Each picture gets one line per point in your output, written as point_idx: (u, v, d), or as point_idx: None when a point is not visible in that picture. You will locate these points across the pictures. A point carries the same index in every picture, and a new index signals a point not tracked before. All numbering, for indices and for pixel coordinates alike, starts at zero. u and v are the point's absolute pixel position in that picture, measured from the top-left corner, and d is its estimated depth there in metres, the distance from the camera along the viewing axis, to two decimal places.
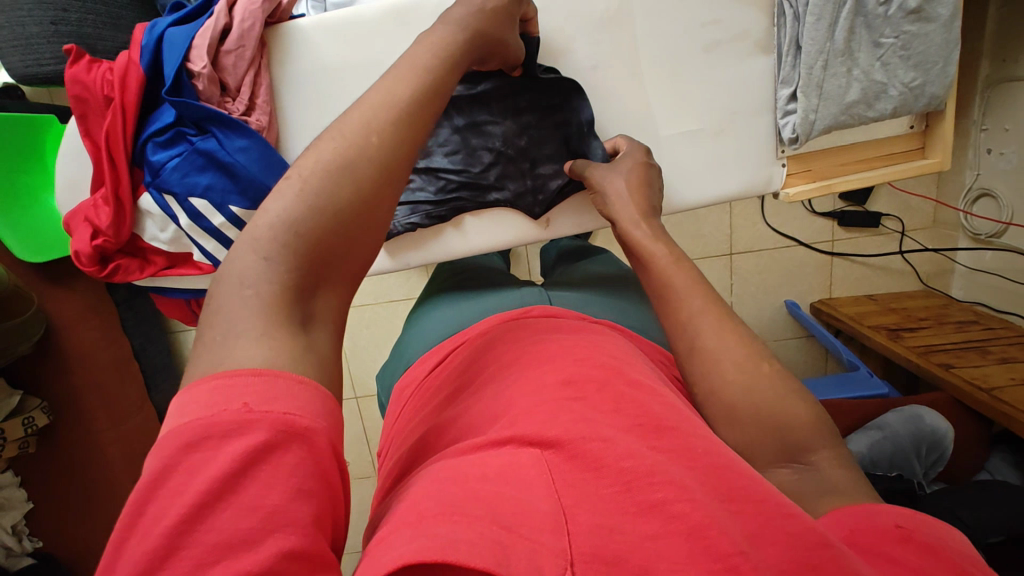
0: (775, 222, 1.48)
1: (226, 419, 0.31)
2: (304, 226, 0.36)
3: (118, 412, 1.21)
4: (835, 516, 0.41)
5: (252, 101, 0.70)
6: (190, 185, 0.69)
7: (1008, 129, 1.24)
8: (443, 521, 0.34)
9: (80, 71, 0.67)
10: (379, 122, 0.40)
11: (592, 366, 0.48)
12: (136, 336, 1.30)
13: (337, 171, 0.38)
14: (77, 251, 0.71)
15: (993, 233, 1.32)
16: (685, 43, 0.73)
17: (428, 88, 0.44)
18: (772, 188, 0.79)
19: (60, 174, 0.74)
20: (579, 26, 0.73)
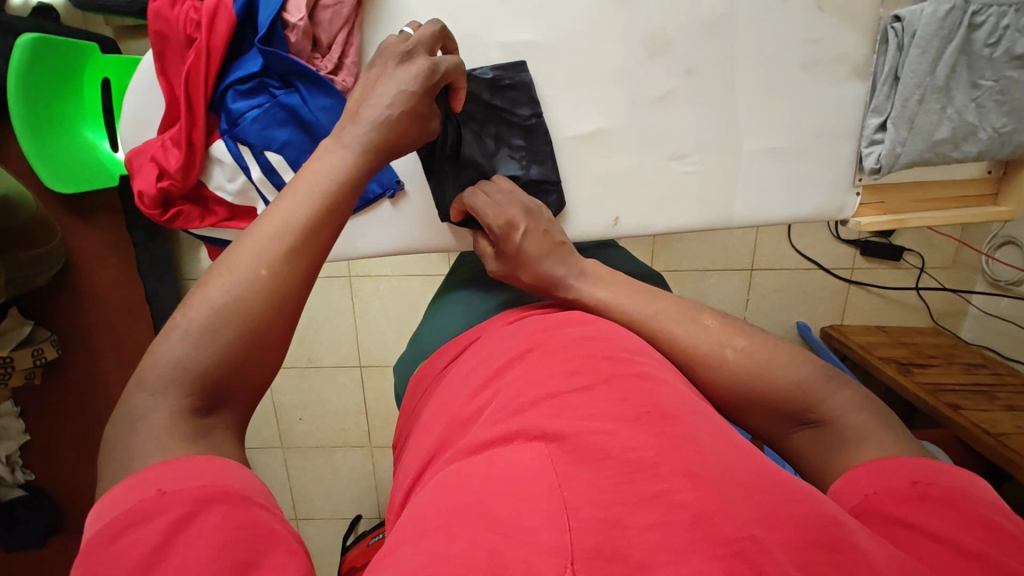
0: (800, 244, 1.48)
1: (145, 504, 0.33)
2: (198, 362, 0.41)
3: (126, 355, 1.20)
4: (851, 483, 0.43)
5: (340, 61, 0.68)
6: (267, 139, 0.69)
7: None
8: (439, 533, 0.36)
9: (163, 6, 0.66)
10: (270, 256, 0.45)
11: (598, 358, 0.48)
12: (150, 280, 1.24)
13: (229, 308, 0.42)
14: (140, 192, 0.69)
15: (1012, 280, 1.35)
16: (785, 59, 0.72)
17: (320, 216, 0.48)
18: (844, 215, 0.79)
19: (126, 109, 0.71)
20: (682, 25, 0.71)
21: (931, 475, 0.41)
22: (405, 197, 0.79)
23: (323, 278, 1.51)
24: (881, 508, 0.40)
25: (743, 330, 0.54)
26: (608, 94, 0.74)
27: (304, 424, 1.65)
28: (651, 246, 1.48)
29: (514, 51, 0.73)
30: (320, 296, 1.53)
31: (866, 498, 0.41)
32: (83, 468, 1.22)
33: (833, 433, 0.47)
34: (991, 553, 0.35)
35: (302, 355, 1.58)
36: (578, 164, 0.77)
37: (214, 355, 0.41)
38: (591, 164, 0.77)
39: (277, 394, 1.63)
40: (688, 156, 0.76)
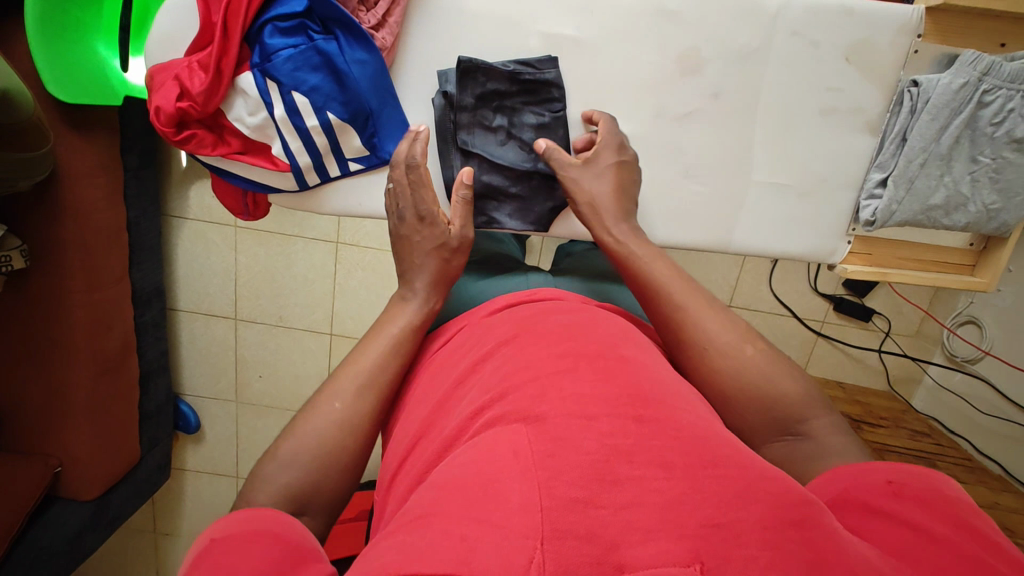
0: (778, 288, 1.53)
1: (202, 551, 0.43)
2: (283, 480, 0.51)
3: (98, 280, 1.17)
4: (834, 476, 0.46)
5: (383, 18, 0.71)
6: (297, 81, 0.69)
7: (1011, 270, 1.33)
8: (415, 526, 0.37)
9: None
10: (342, 394, 0.56)
11: (586, 342, 0.50)
12: (134, 208, 1.26)
13: (327, 438, 0.54)
14: (158, 107, 0.68)
15: (969, 357, 1.41)
16: (806, 103, 0.76)
17: (384, 356, 0.60)
18: (832, 260, 0.82)
19: (157, 25, 0.70)
20: (715, 51, 0.74)
21: (907, 477, 0.44)
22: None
23: (309, 239, 1.50)
24: (859, 499, 0.43)
25: (759, 338, 0.58)
26: (634, 102, 0.76)
27: (262, 382, 1.63)
28: None
29: (553, 44, 0.74)
30: (304, 256, 1.51)
31: (845, 491, 0.45)
32: (28, 386, 1.17)
33: (811, 445, 0.52)
34: (954, 537, 0.38)
35: (273, 313, 1.56)
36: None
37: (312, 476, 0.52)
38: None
39: (241, 348, 1.60)
40: (700, 176, 0.79)
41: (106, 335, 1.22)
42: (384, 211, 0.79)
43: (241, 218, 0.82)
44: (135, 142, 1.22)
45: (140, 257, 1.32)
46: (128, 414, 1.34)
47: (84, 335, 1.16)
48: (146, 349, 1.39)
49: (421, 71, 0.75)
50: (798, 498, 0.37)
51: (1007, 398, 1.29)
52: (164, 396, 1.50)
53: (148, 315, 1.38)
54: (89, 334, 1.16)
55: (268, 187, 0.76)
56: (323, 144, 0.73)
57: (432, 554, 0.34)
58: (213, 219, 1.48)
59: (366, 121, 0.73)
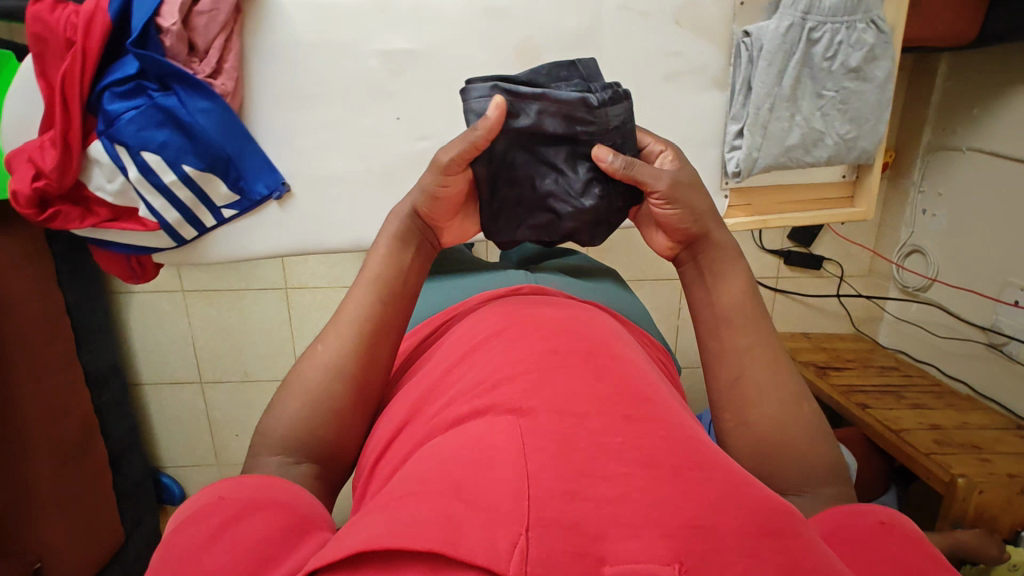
0: None
1: (208, 507, 0.41)
2: (286, 429, 0.53)
3: (44, 368, 1.17)
4: (821, 521, 0.45)
5: (219, 65, 0.73)
6: (145, 140, 0.71)
7: (942, 193, 1.35)
8: (403, 499, 0.36)
9: (41, 10, 0.69)
10: (331, 337, 0.56)
11: (576, 338, 0.51)
12: (72, 292, 1.27)
13: (327, 381, 0.54)
14: (15, 190, 0.72)
15: (919, 286, 1.43)
16: (649, 72, 0.79)
17: (375, 301, 0.57)
18: None
19: (5, 113, 0.74)
20: (550, 40, 0.76)
21: (892, 518, 0.43)
22: (293, 197, 0.80)
23: (258, 290, 1.50)
24: (846, 536, 0.42)
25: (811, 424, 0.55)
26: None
27: (240, 440, 1.62)
28: None
29: (392, 60, 0.76)
30: (256, 307, 1.52)
31: (834, 529, 0.43)
32: None
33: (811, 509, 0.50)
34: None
35: (237, 369, 1.56)
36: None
37: (314, 420, 0.53)
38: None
39: (212, 410, 1.60)
40: None
41: (64, 423, 1.22)
42: (267, 250, 0.81)
43: (130, 283, 0.85)
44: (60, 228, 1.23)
45: (88, 337, 1.32)
46: (104, 497, 1.34)
47: (38, 427, 1.16)
48: (111, 428, 1.40)
49: (277, 110, 0.76)
50: (779, 508, 0.37)
51: (965, 319, 1.29)
52: (140, 471, 1.51)
53: (107, 396, 1.39)
54: (43, 425, 1.16)
55: (147, 247, 0.80)
56: (188, 197, 0.75)
57: (426, 535, 0.33)
58: (159, 287, 1.49)
59: (225, 166, 0.76)
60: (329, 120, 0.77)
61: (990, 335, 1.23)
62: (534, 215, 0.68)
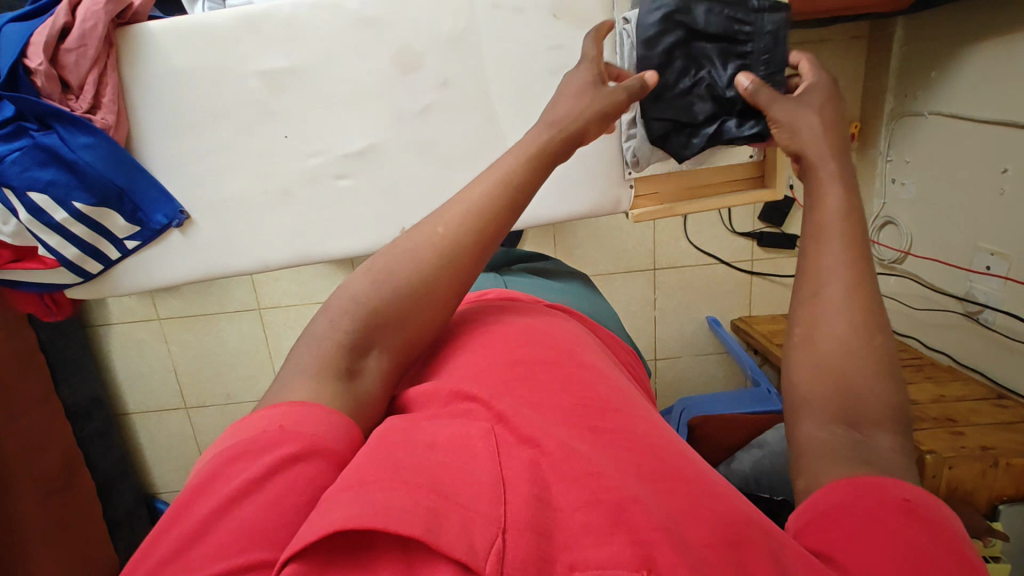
0: (697, 240, 1.52)
1: (265, 438, 0.37)
2: (365, 296, 0.46)
3: (18, 406, 1.19)
4: (846, 484, 0.38)
5: (97, 100, 0.71)
6: (30, 180, 0.71)
7: (909, 161, 1.31)
8: (380, 486, 0.33)
9: None
10: (449, 215, 0.50)
11: (545, 349, 0.50)
12: (44, 329, 1.30)
13: (419, 259, 0.48)
14: None
15: (894, 259, 1.38)
16: (529, 68, 0.74)
17: (494, 196, 0.50)
18: (621, 208, 0.83)
19: None
20: (428, 44, 0.73)
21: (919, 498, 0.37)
22: (194, 225, 0.79)
23: (231, 312, 1.52)
24: (865, 507, 0.36)
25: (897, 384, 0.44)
26: (367, 111, 0.76)
27: None
28: (552, 245, 1.51)
29: (271, 79, 0.74)
30: (232, 329, 1.53)
31: (854, 497, 0.37)
32: None
33: (870, 452, 0.40)
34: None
35: (220, 392, 1.58)
36: (363, 185, 0.78)
37: (402, 306, 0.46)
38: (370, 181, 0.78)
39: (200, 434, 1.62)
40: (458, 165, 0.78)
41: (44, 458, 1.25)
42: (178, 276, 0.82)
43: (46, 318, 0.89)
44: None
45: (66, 371, 1.35)
46: (97, 527, 1.38)
47: (18, 463, 1.18)
48: (97, 459, 1.44)
49: (165, 141, 0.76)
50: (740, 516, 0.36)
51: (941, 290, 1.25)
52: (132, 500, 1.54)
53: (92, 427, 1.42)
54: (22, 460, 1.19)
55: (55, 284, 0.81)
56: (83, 233, 0.75)
57: (404, 523, 0.32)
58: (135, 317, 1.51)
59: (119, 199, 0.75)
60: (215, 144, 0.76)
61: (965, 305, 1.18)
62: (676, 111, 0.70)
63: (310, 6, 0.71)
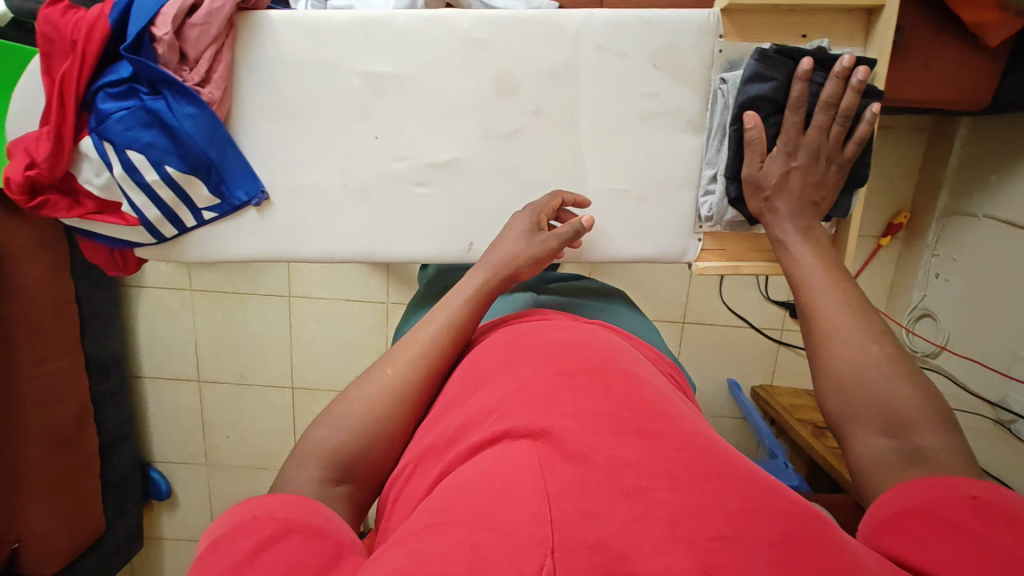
0: (730, 301, 1.52)
1: (243, 526, 0.42)
2: (328, 440, 0.52)
3: (44, 352, 1.21)
4: (906, 490, 0.42)
5: (208, 75, 0.74)
6: (131, 139, 0.73)
7: (956, 259, 1.31)
8: (428, 533, 0.36)
9: (53, 13, 0.70)
10: (396, 359, 0.58)
11: (586, 355, 0.50)
12: (83, 281, 1.32)
13: (375, 396, 0.55)
14: (8, 177, 0.74)
15: (929, 352, 1.37)
16: (622, 111, 0.76)
17: (435, 337, 0.60)
18: (686, 259, 0.80)
19: (14, 108, 0.78)
20: (527, 71, 0.75)
21: (990, 491, 0.40)
22: (271, 207, 0.81)
23: (261, 295, 1.53)
24: (932, 512, 0.39)
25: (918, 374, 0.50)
26: (455, 125, 0.77)
27: (230, 443, 1.64)
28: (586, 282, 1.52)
29: (372, 81, 0.76)
30: (259, 313, 1.55)
31: (918, 504, 0.41)
32: None
33: (915, 453, 0.46)
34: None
35: (234, 371, 1.59)
36: (439, 196, 0.80)
37: (365, 446, 0.53)
38: (445, 193, 0.79)
39: (207, 410, 1.62)
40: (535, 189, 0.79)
41: (58, 407, 1.25)
42: (242, 254, 0.83)
43: (111, 272, 0.88)
44: None
45: (94, 326, 1.37)
46: (90, 486, 1.37)
47: (32, 407, 1.20)
48: (105, 418, 1.43)
49: (260, 122, 0.78)
50: (804, 512, 0.36)
51: (972, 391, 1.24)
52: (129, 464, 1.54)
53: (106, 384, 1.43)
54: (37, 406, 1.20)
55: (127, 241, 0.82)
56: (169, 196, 0.77)
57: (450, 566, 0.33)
58: (169, 285, 1.54)
59: (208, 171, 0.77)
60: (306, 134, 0.79)
61: (998, 411, 1.17)
62: None
63: (423, 21, 0.74)
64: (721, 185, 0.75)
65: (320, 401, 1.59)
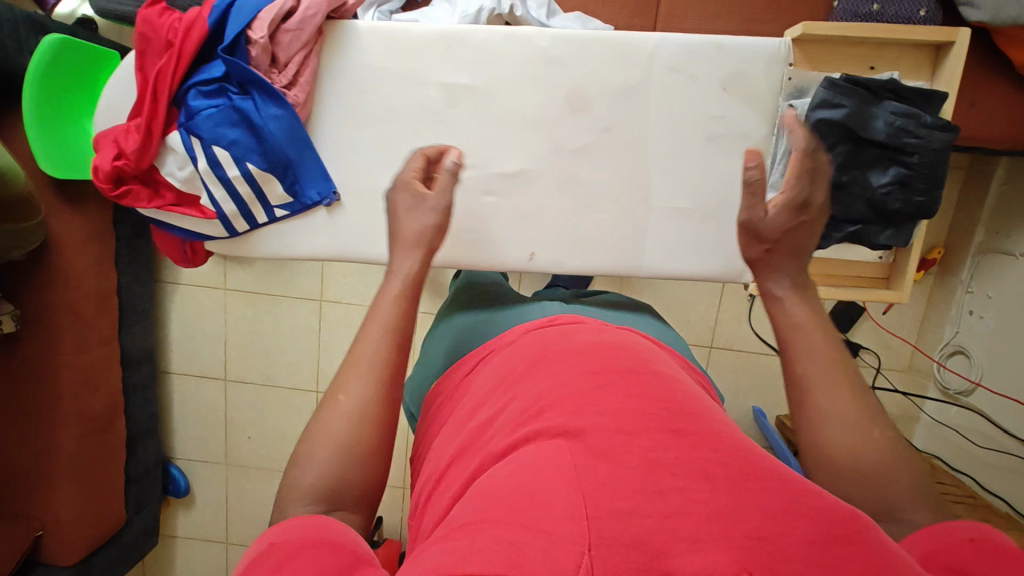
0: (759, 327, 1.52)
1: (262, 553, 0.44)
2: (306, 478, 0.50)
3: (85, 342, 1.23)
4: (917, 541, 0.44)
5: (295, 78, 0.78)
6: (217, 135, 0.77)
7: (991, 296, 1.30)
8: (465, 533, 0.37)
9: (151, 14, 0.75)
10: (347, 383, 0.54)
11: (618, 357, 0.50)
12: (126, 274, 1.35)
13: (344, 422, 0.52)
14: (97, 167, 0.78)
15: (962, 390, 1.36)
16: (690, 131, 0.81)
17: (381, 347, 0.55)
18: (745, 278, 0.86)
19: (104, 101, 0.82)
20: (601, 89, 0.80)
21: (989, 535, 0.41)
22: (340, 208, 0.84)
23: (294, 297, 1.55)
24: (938, 559, 0.41)
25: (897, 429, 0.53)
26: (529, 139, 0.82)
27: (251, 444, 1.65)
28: None
29: (451, 92, 0.81)
30: (290, 315, 1.57)
31: (926, 553, 0.42)
32: (16, 448, 1.22)
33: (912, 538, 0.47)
34: None
35: (261, 372, 1.60)
36: (505, 204, 0.84)
37: (344, 468, 0.51)
38: (514, 203, 0.84)
39: (231, 409, 1.63)
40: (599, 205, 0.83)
41: (93, 396, 1.27)
42: (307, 250, 0.86)
43: (181, 264, 0.92)
44: (128, 215, 1.33)
45: (133, 319, 1.39)
46: (114, 477, 1.38)
47: (69, 395, 1.21)
48: (134, 411, 1.45)
49: (338, 125, 0.82)
50: (846, 515, 0.36)
51: (1004, 430, 1.23)
52: (152, 459, 1.54)
53: (137, 377, 1.44)
54: (74, 394, 1.21)
55: (201, 234, 0.85)
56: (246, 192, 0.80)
57: (485, 564, 0.34)
58: (204, 282, 1.56)
59: (285, 169, 0.80)
60: (383, 139, 0.82)
61: None
62: (845, 189, 0.82)
63: (505, 38, 0.79)
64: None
65: None
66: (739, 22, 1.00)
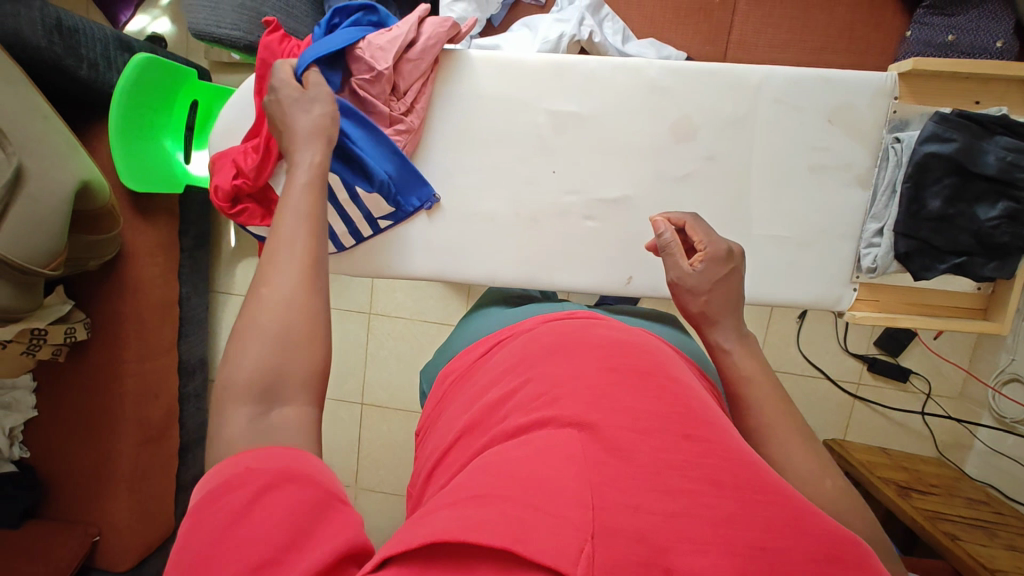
0: (807, 349, 1.52)
1: (235, 479, 0.38)
2: (237, 377, 0.42)
3: (149, 351, 1.25)
4: None
5: (411, 105, 0.83)
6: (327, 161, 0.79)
7: None
8: (472, 505, 0.34)
9: (272, 40, 0.77)
10: (271, 274, 0.46)
11: (636, 355, 0.44)
12: (187, 285, 1.38)
13: (277, 309, 0.44)
14: (216, 186, 0.81)
15: (1018, 418, 1.33)
16: (795, 162, 0.84)
17: (303, 229, 0.48)
18: (840, 306, 0.89)
19: (220, 121, 0.86)
20: (707, 119, 0.83)
21: None
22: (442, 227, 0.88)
23: (343, 310, 1.58)
24: None
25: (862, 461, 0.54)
26: (632, 166, 0.85)
27: None
28: None
29: (559, 119, 0.85)
30: (338, 328, 1.59)
31: None
32: (79, 454, 1.24)
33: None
34: None
35: None
36: (606, 230, 0.87)
37: (280, 355, 0.43)
38: (614, 228, 0.87)
39: None
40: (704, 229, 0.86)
41: (152, 404, 1.29)
42: (408, 269, 0.89)
43: None
44: (191, 226, 1.37)
45: (189, 328, 1.41)
46: (166, 483, 1.38)
47: (131, 404, 1.23)
48: (188, 419, 1.47)
49: (447, 150, 0.87)
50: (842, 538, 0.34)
51: None
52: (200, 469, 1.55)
53: (191, 386, 1.46)
54: (136, 403, 1.23)
55: None
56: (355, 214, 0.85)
57: (496, 534, 0.31)
58: None
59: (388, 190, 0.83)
60: (489, 163, 0.87)
61: None
62: (945, 225, 0.80)
63: (615, 67, 0.83)
64: (888, 240, 0.83)
65: (387, 420, 1.59)
66: (812, 50, 1.01)
